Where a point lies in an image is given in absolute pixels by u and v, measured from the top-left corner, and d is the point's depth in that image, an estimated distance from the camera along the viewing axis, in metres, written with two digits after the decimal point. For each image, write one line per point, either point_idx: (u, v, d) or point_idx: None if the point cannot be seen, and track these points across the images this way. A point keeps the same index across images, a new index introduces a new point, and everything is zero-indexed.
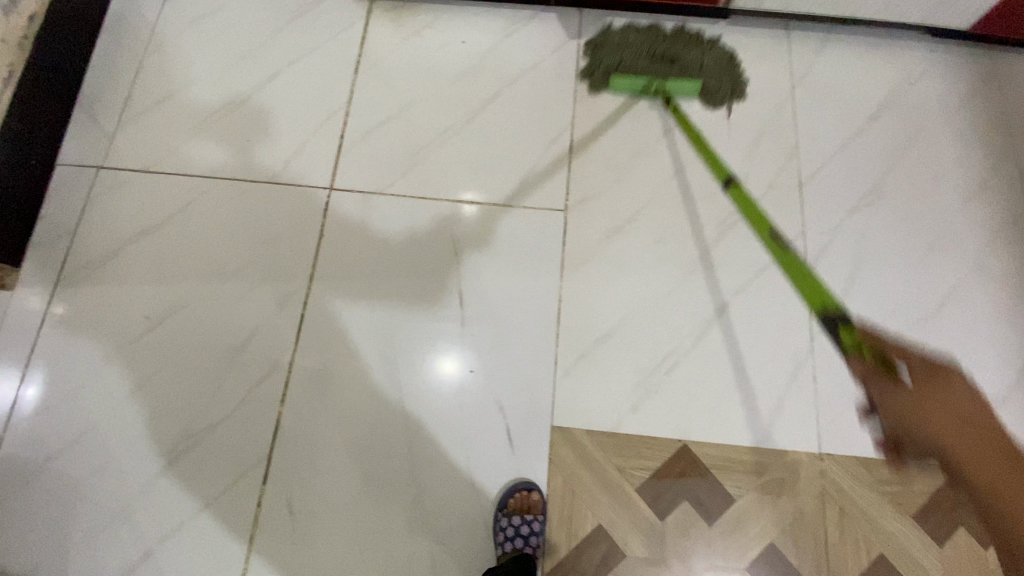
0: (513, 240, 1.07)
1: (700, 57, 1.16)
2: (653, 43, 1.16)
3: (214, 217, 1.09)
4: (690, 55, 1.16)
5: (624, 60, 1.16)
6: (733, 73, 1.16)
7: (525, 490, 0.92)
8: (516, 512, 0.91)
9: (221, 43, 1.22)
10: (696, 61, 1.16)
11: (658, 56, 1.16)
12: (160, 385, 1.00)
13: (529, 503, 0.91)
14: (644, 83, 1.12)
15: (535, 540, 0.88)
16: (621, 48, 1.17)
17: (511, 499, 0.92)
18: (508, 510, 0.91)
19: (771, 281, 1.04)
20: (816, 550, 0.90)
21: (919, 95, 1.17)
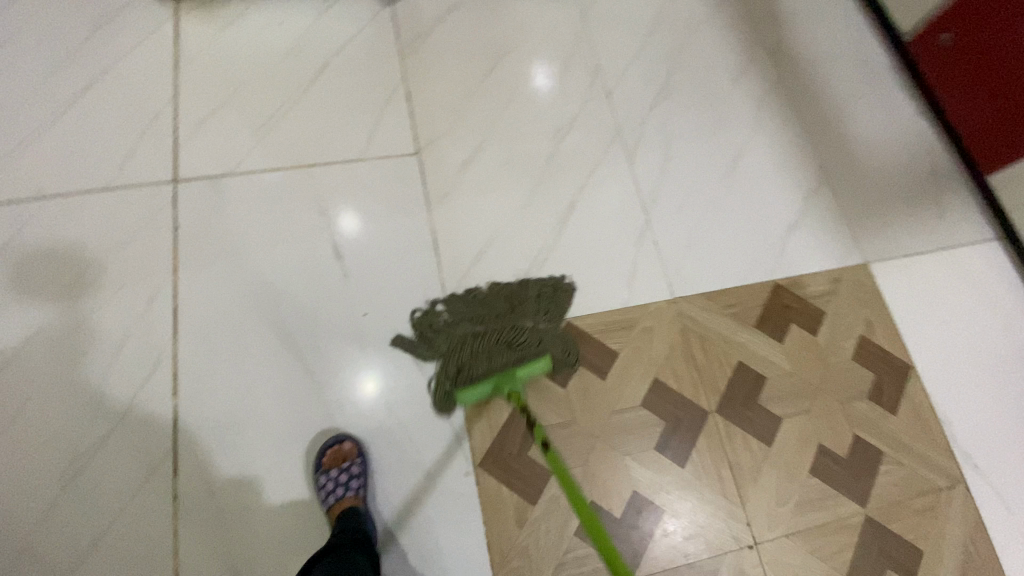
0: (375, 191, 1.14)
1: (535, 329, 1.05)
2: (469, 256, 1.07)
3: (51, 236, 1.03)
4: (524, 329, 1.04)
5: (462, 359, 1.01)
6: (555, 296, 1.09)
7: (337, 443, 0.94)
8: (333, 466, 0.92)
9: (16, 65, 1.15)
10: (533, 335, 1.04)
11: (498, 349, 1.01)
12: (30, 415, 0.93)
13: (343, 453, 0.94)
14: (491, 388, 0.97)
15: (356, 483, 0.91)
16: (458, 353, 1.02)
17: (325, 456, 0.93)
18: (322, 467, 0.92)
19: (604, 174, 1.21)
20: (690, 372, 1.07)
21: (682, 9, 1.42)
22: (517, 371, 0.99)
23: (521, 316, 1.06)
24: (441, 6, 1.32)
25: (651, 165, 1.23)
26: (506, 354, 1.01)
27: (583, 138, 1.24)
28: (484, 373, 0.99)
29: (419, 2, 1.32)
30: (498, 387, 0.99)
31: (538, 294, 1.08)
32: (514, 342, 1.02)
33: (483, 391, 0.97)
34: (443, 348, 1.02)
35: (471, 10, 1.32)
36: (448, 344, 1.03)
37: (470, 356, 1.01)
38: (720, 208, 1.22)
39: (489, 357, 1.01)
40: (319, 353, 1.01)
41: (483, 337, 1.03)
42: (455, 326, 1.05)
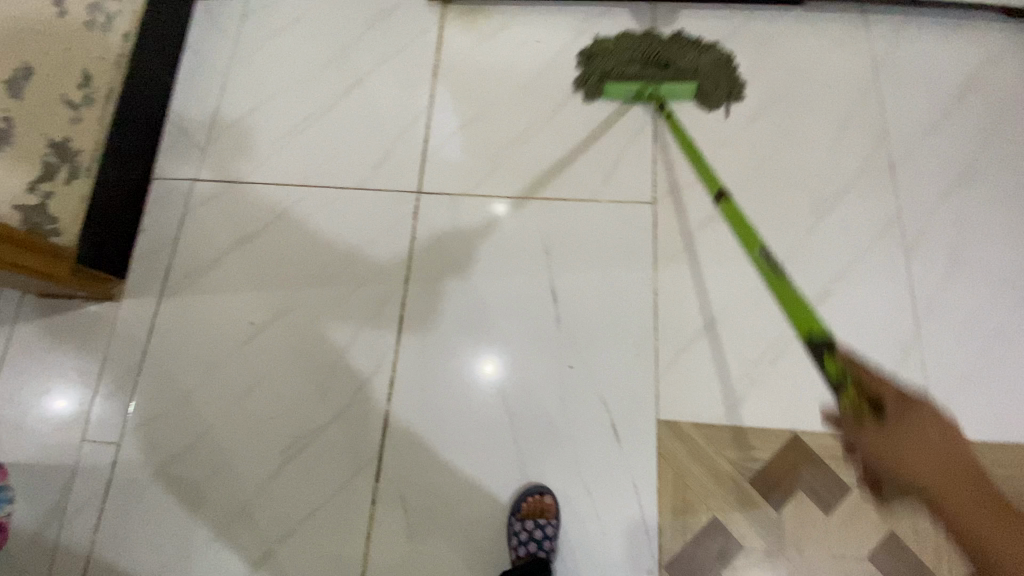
0: (604, 235, 1.08)
1: (693, 60, 1.15)
2: (652, 46, 1.15)
3: (308, 224, 1.12)
4: (683, 58, 1.15)
5: (619, 60, 1.16)
6: (728, 70, 1.16)
7: (539, 493, 0.93)
8: (529, 516, 0.91)
9: (300, 55, 1.25)
10: (689, 64, 1.14)
11: (653, 83, 1.13)
12: (268, 389, 1.03)
13: (543, 507, 0.92)
14: (636, 90, 1.13)
15: (549, 544, 0.88)
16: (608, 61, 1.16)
17: (524, 502, 0.92)
18: (519, 514, 0.91)
19: (869, 266, 1.03)
20: (938, 537, 0.89)
21: (1008, 74, 1.14)
22: (663, 85, 1.12)
23: (680, 56, 1.15)
24: (708, 38, 1.20)
25: (931, 266, 1.02)
26: (655, 68, 1.14)
27: (850, 217, 1.06)
28: (633, 73, 1.14)
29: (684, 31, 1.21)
30: (641, 95, 1.14)
31: (711, 63, 1.15)
32: (668, 63, 1.14)
33: (629, 91, 1.14)
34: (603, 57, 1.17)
35: (740, 47, 1.19)
36: (613, 63, 1.16)
37: (624, 58, 1.16)
38: (1013, 338, 0.98)
39: (641, 67, 1.15)
40: (522, 398, 1.00)
41: (642, 65, 1.14)
42: (617, 57, 1.16)
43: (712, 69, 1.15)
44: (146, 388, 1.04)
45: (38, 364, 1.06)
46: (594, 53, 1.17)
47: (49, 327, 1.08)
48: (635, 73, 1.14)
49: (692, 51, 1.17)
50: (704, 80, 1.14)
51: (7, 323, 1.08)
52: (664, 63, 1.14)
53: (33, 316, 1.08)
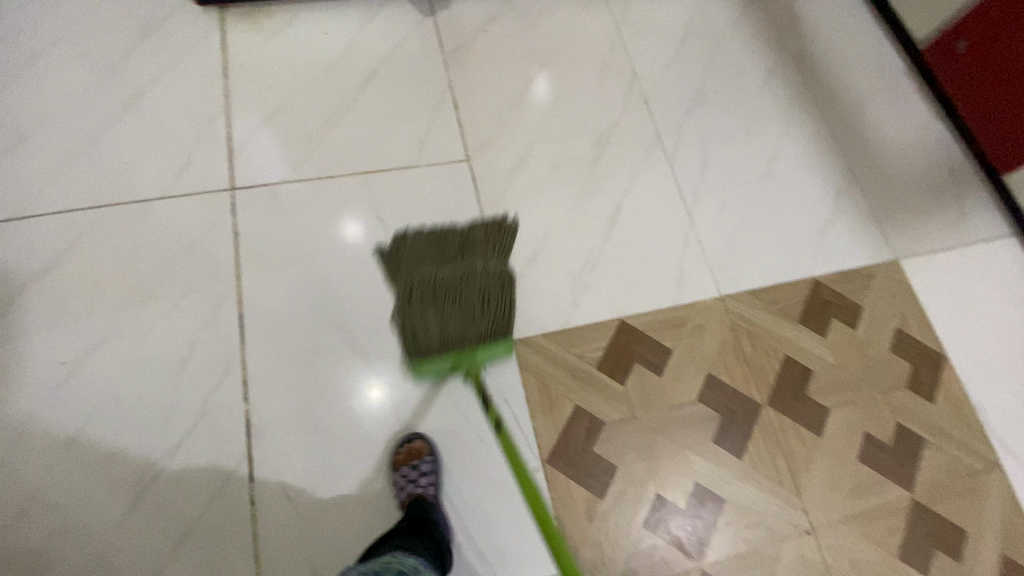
0: (429, 197, 1.17)
1: (485, 265, 1.07)
2: (428, 260, 1.07)
3: (111, 244, 1.03)
4: (472, 265, 1.06)
5: (415, 273, 1.05)
6: (501, 229, 1.14)
7: (409, 441, 0.96)
8: (405, 463, 0.94)
9: (64, 76, 1.16)
10: (477, 268, 1.06)
11: (443, 302, 1.01)
12: (100, 427, 0.93)
13: (415, 451, 0.95)
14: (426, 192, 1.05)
15: (427, 481, 0.92)
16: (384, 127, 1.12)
17: (399, 453, 0.95)
18: (395, 463, 0.94)
19: (648, 177, 1.25)
20: (741, 366, 1.12)
21: (708, 19, 1.47)
22: (476, 352, 0.98)
23: (472, 258, 1.08)
24: (481, 16, 1.36)
25: (690, 168, 1.28)
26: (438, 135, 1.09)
27: (625, 142, 1.28)
28: (436, 316, 1.00)
29: (459, 12, 1.35)
30: (455, 364, 0.98)
31: (489, 241, 1.12)
32: (466, 297, 1.01)
33: (439, 368, 0.97)
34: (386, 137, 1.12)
35: (510, 20, 1.37)
36: (412, 331, 1.00)
37: (420, 319, 1.00)
38: (757, 209, 1.27)
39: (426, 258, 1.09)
40: (383, 357, 1.03)
41: (445, 313, 0.99)
42: (416, 324, 1.00)
43: (506, 297, 1.04)
44: None
45: None
46: (398, 246, 1.09)
47: None
48: (436, 319, 0.99)
49: (476, 257, 1.09)
50: (505, 287, 1.04)
51: None
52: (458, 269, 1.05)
53: None
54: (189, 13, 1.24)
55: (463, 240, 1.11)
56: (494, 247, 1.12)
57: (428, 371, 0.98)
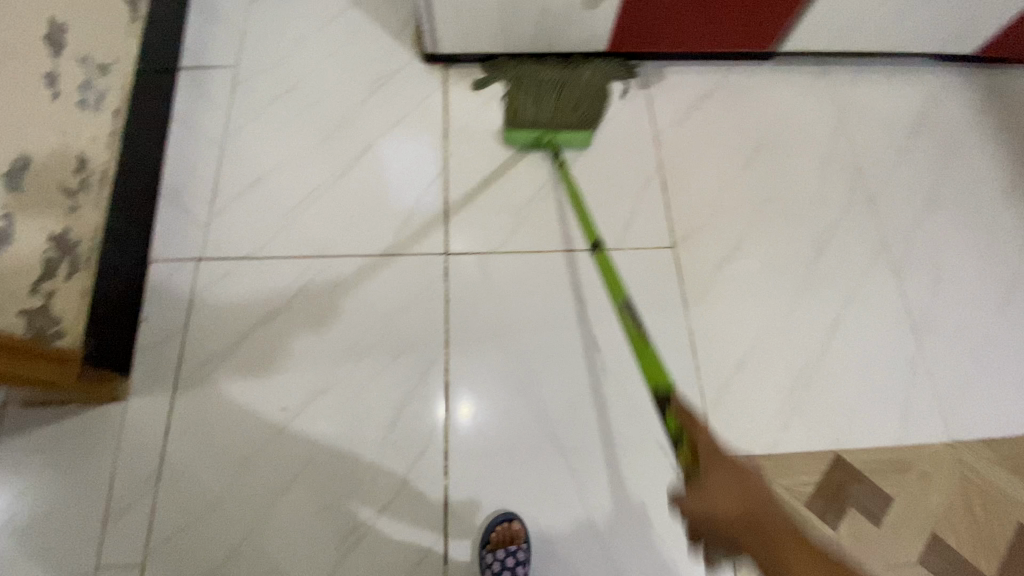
0: (633, 282, 1.12)
1: (580, 87, 1.24)
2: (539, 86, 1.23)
3: (333, 295, 1.08)
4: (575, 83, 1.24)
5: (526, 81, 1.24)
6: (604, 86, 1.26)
7: (507, 522, 0.93)
8: (499, 545, 0.91)
9: (300, 122, 1.22)
10: (579, 91, 1.23)
11: (546, 91, 1.23)
12: (311, 481, 0.96)
13: (511, 534, 0.92)
14: (537, 135, 1.17)
15: (521, 572, 0.89)
16: (518, 90, 1.24)
17: (493, 533, 0.92)
18: (489, 543, 0.92)
19: (869, 289, 1.14)
20: (972, 530, 0.98)
21: (944, 112, 1.33)
22: (559, 132, 1.18)
23: (575, 67, 1.25)
24: (695, 92, 1.31)
25: (918, 284, 1.15)
26: (559, 103, 1.22)
27: (844, 245, 1.18)
28: (531, 118, 1.19)
29: (673, 86, 1.31)
30: (541, 141, 1.19)
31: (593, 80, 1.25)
32: (560, 92, 1.23)
33: (527, 140, 1.19)
34: (517, 103, 1.21)
35: (725, 98, 1.30)
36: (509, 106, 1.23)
37: (520, 96, 1.22)
38: (996, 342, 1.12)
39: (537, 100, 1.22)
40: (578, 450, 1.00)
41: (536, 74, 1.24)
42: (513, 104, 1.22)
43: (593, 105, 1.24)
44: (167, 498, 0.94)
45: (30, 485, 0.94)
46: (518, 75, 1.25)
47: (41, 442, 0.96)
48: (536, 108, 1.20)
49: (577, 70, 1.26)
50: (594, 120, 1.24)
51: None
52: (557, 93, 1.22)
53: (20, 430, 0.96)
54: (415, 69, 1.28)
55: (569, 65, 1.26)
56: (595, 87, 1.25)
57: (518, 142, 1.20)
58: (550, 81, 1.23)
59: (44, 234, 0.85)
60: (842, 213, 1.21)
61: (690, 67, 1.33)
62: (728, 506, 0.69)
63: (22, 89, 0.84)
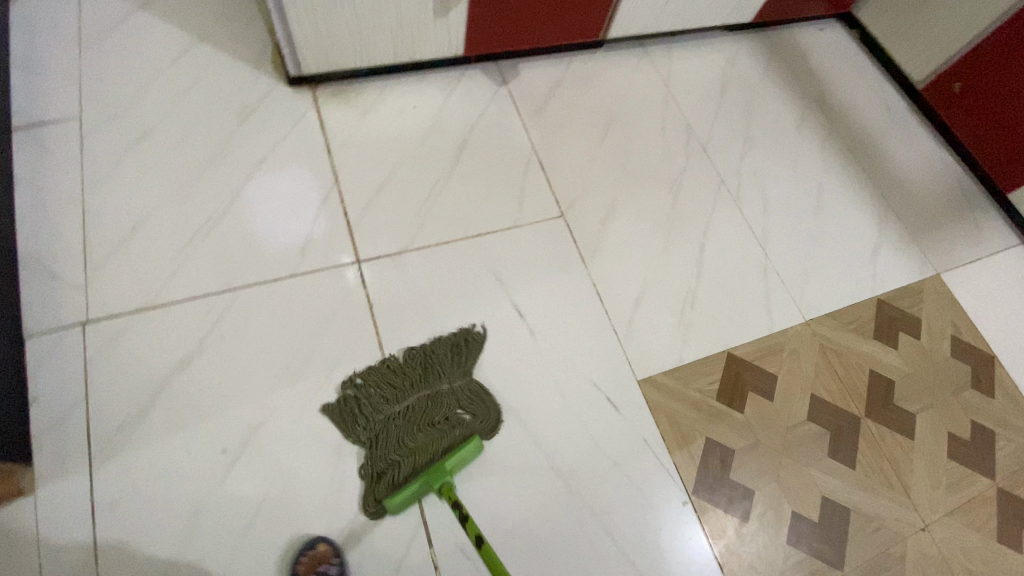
0: (535, 251, 1.24)
1: (450, 395, 1.06)
2: (400, 433, 1.02)
3: (250, 326, 1.05)
4: (444, 405, 1.05)
5: (388, 456, 0.99)
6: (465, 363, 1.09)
7: (312, 547, 0.91)
8: (310, 571, 0.89)
9: (168, 161, 1.17)
10: (455, 420, 1.05)
11: (417, 452, 1.01)
12: (272, 512, 0.93)
13: (319, 557, 0.90)
14: (420, 486, 0.95)
15: None
16: (378, 406, 1.03)
17: (300, 563, 0.89)
18: (296, 574, 0.88)
19: (721, 216, 1.38)
20: (835, 383, 1.23)
21: (739, 70, 1.64)
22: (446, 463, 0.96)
23: (435, 381, 1.07)
24: (547, 81, 1.48)
25: (755, 204, 1.42)
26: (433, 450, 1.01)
27: (693, 186, 1.41)
28: (407, 474, 0.98)
29: (528, 79, 1.47)
30: (427, 481, 0.96)
31: (448, 349, 1.09)
32: (433, 423, 1.04)
33: (411, 491, 0.94)
34: (379, 459, 0.99)
35: (572, 83, 1.49)
36: (368, 423, 1.01)
37: (378, 423, 1.02)
38: (817, 237, 1.41)
39: (414, 466, 1.00)
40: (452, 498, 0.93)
41: (403, 426, 1.02)
42: (379, 416, 1.02)
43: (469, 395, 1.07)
44: None
45: None
46: (358, 397, 1.03)
47: None
48: (408, 443, 1.01)
49: (437, 378, 1.08)
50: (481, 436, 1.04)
51: None
52: (431, 420, 1.04)
53: None
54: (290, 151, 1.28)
55: (430, 355, 1.08)
56: (459, 364, 1.09)
57: (398, 501, 0.94)
58: (405, 404, 1.04)
59: None
60: (686, 160, 1.45)
61: (537, 61, 1.49)
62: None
63: None
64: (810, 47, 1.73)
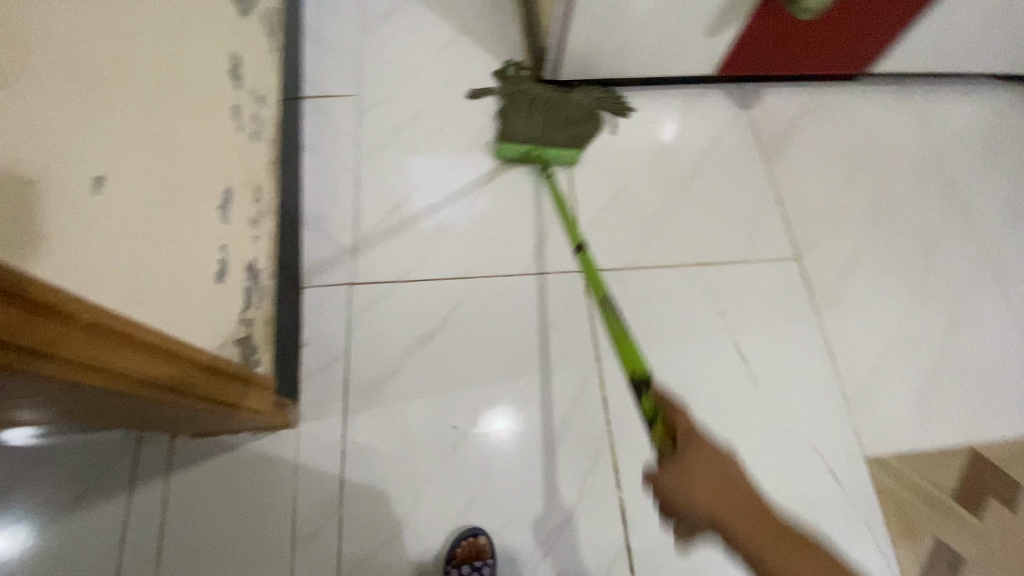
0: (765, 292, 1.16)
1: (580, 99, 1.28)
2: (536, 104, 1.26)
3: (484, 316, 1.11)
4: (568, 101, 1.27)
5: (513, 121, 1.24)
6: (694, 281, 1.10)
7: (473, 537, 0.94)
8: (464, 560, 0.92)
9: (427, 147, 1.26)
10: (578, 106, 1.27)
11: (536, 111, 1.26)
12: (489, 497, 0.98)
13: (477, 548, 0.93)
14: (524, 150, 1.20)
15: None
16: (514, 100, 1.27)
17: (459, 547, 0.93)
18: (454, 558, 0.92)
19: (978, 292, 1.22)
20: None
21: (1017, 125, 1.42)
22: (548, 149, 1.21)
23: (569, 95, 1.28)
24: (792, 110, 1.38)
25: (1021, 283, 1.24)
26: (561, 126, 1.24)
27: (947, 251, 1.25)
28: (522, 135, 1.22)
29: (772, 106, 1.38)
30: (529, 154, 1.22)
31: (595, 98, 1.30)
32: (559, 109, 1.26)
33: (516, 152, 1.21)
34: (507, 121, 1.25)
35: (819, 116, 1.38)
36: (508, 95, 1.29)
37: (518, 107, 1.26)
38: None
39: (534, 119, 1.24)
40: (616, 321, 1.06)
41: (533, 106, 1.26)
42: (518, 100, 1.27)
43: (587, 118, 1.27)
44: (352, 521, 0.96)
45: (212, 515, 0.96)
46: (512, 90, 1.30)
47: (215, 472, 0.98)
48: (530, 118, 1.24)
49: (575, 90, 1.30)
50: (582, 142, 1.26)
51: (158, 476, 0.97)
52: (555, 107, 1.25)
53: (191, 462, 0.98)
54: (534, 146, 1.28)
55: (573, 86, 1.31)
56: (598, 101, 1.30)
57: (506, 154, 1.23)
58: (539, 108, 1.26)
59: (243, 264, 0.87)
60: (942, 220, 1.29)
61: (783, 88, 1.40)
62: (702, 477, 0.74)
63: (218, 122, 0.86)
64: None
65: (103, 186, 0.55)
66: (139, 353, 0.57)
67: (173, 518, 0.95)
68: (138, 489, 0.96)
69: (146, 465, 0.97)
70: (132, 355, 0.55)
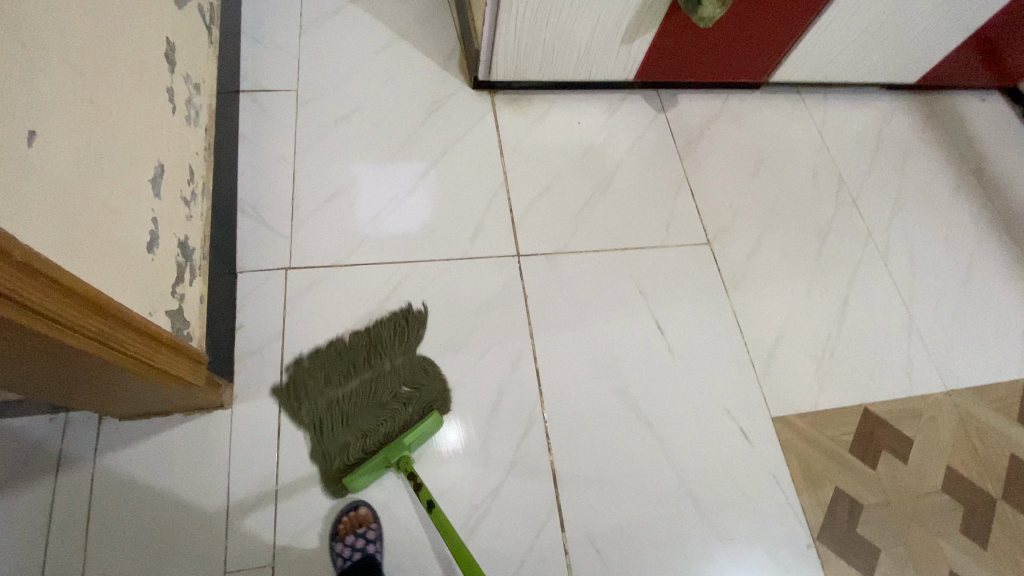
0: (682, 273, 1.27)
1: (390, 373, 1.08)
2: (348, 408, 1.03)
3: (421, 297, 1.16)
4: (383, 375, 1.07)
5: (342, 446, 1.00)
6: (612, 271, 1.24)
7: (353, 508, 0.97)
8: (349, 531, 0.95)
9: (367, 141, 1.31)
10: (398, 397, 1.06)
11: (360, 421, 1.03)
12: (425, 468, 1.02)
13: (359, 519, 0.96)
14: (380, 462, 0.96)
15: (373, 548, 0.93)
16: (326, 439, 1.01)
17: (340, 523, 0.95)
18: (337, 533, 0.94)
19: (866, 271, 1.37)
20: (975, 460, 1.19)
21: (897, 129, 1.62)
22: (405, 439, 0.97)
23: (377, 368, 1.08)
24: (704, 114, 1.52)
25: (902, 264, 1.40)
26: (389, 424, 1.02)
27: (839, 238, 1.41)
28: (357, 443, 1.00)
29: (687, 110, 1.52)
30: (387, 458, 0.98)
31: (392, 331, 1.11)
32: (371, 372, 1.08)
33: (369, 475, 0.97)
34: (311, 395, 1.03)
35: (728, 119, 1.53)
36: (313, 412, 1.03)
37: (332, 414, 1.03)
38: (966, 310, 1.36)
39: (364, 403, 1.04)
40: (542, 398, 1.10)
41: (353, 414, 1.03)
42: (325, 424, 1.02)
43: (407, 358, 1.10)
44: (289, 498, 0.97)
45: (139, 498, 0.94)
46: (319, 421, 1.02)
47: (144, 454, 0.96)
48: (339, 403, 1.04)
49: (379, 362, 1.08)
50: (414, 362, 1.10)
51: (82, 463, 0.94)
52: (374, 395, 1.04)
53: (118, 446, 0.96)
54: (470, 142, 1.36)
55: (367, 349, 1.09)
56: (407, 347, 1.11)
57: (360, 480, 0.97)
58: (349, 387, 1.05)
59: (176, 240, 0.89)
60: (835, 212, 1.45)
61: (697, 94, 1.55)
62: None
63: (155, 102, 0.89)
64: (976, 113, 1.67)
65: (35, 139, 0.58)
66: (71, 301, 0.60)
67: (98, 504, 0.92)
68: (61, 476, 0.93)
69: (70, 452, 0.94)
70: (43, 292, 0.56)
